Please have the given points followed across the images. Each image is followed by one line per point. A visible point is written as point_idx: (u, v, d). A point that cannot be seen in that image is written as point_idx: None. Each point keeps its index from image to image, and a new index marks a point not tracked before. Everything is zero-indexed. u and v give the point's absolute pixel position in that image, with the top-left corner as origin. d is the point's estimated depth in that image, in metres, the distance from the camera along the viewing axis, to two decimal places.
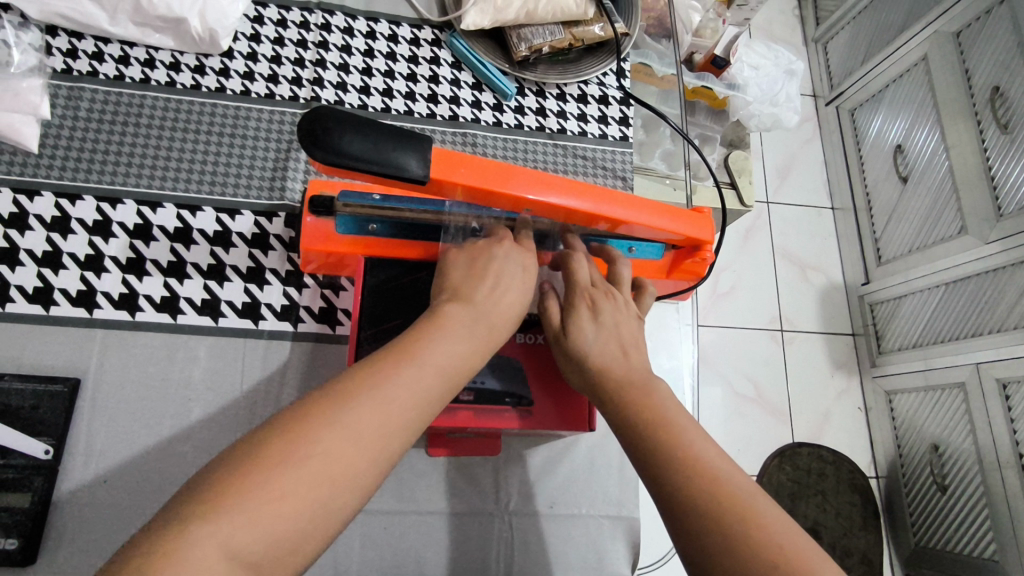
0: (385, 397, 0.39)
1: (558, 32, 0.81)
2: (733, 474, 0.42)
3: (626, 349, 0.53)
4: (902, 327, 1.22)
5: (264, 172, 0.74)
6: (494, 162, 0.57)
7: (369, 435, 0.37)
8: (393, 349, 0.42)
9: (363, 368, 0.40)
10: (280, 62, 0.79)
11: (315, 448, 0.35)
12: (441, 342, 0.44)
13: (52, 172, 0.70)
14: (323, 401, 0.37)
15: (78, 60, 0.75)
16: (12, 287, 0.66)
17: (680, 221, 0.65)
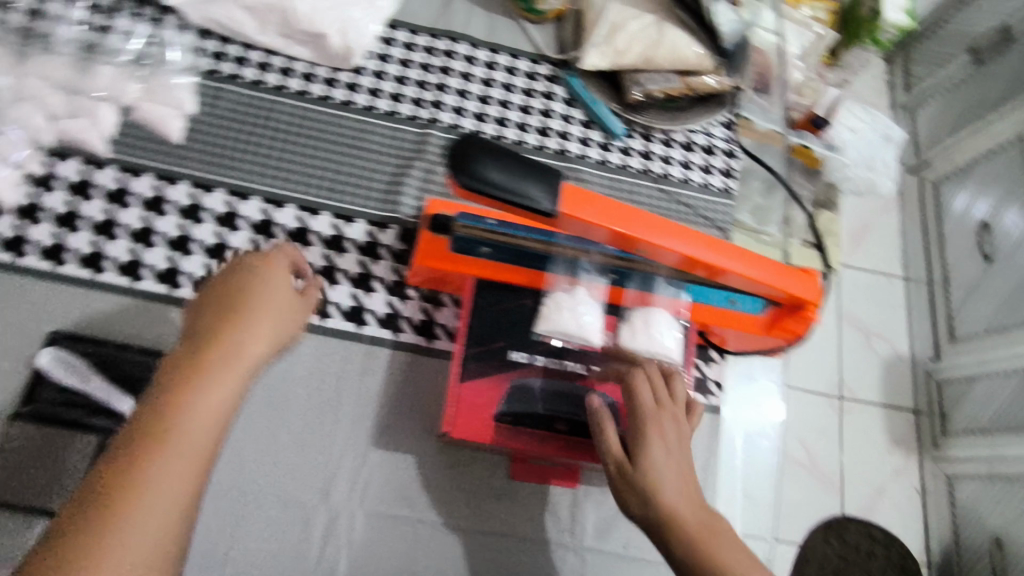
0: (159, 484, 0.38)
1: (673, 80, 0.83)
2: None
3: (689, 481, 0.53)
4: (969, 411, 0.98)
5: (381, 185, 0.78)
6: (618, 204, 0.59)
7: (165, 523, 0.38)
8: (159, 404, 0.41)
9: (138, 438, 0.39)
10: (404, 83, 0.82)
11: (122, 543, 0.36)
12: (192, 396, 0.42)
13: (191, 165, 0.75)
14: (119, 489, 0.37)
15: (223, 62, 0.80)
16: (145, 266, 0.71)
17: (790, 280, 0.64)
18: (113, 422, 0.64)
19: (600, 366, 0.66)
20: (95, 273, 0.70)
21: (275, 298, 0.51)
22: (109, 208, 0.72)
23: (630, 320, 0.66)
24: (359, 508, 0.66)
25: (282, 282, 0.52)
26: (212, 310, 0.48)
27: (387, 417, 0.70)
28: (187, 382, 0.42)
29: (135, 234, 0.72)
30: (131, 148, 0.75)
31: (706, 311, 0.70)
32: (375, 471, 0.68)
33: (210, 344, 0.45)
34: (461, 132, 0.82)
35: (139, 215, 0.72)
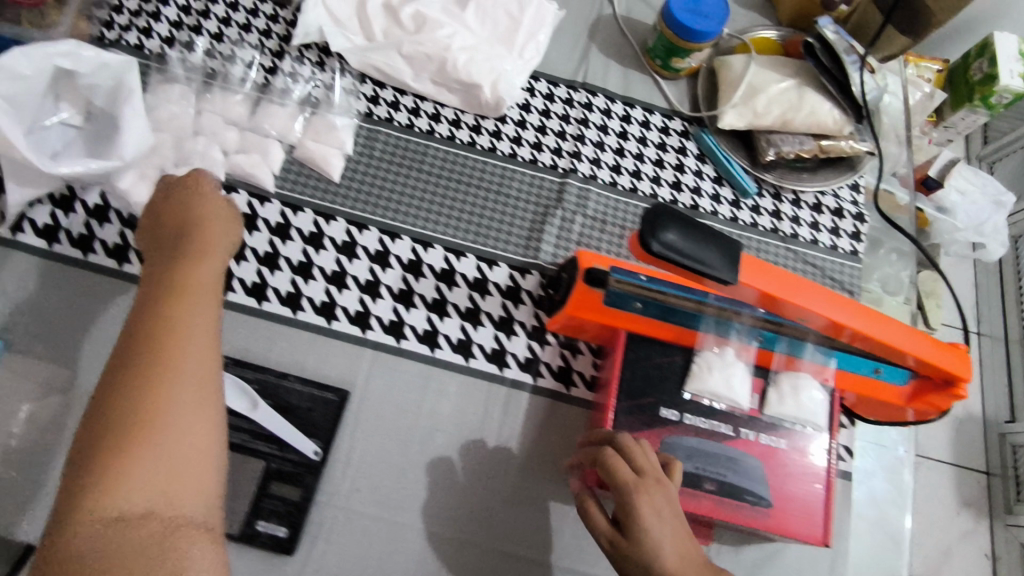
0: (177, 394, 0.44)
1: (808, 142, 0.84)
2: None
3: (686, 546, 0.53)
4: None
5: (521, 231, 0.81)
6: (785, 273, 0.61)
7: (194, 429, 0.44)
8: (163, 318, 0.48)
9: (157, 348, 0.46)
10: (545, 132, 0.86)
11: (163, 441, 0.42)
12: (186, 322, 0.48)
13: (346, 202, 0.79)
14: (146, 392, 0.44)
15: (378, 106, 0.84)
16: (304, 297, 0.74)
17: (944, 356, 0.65)
18: (274, 448, 0.67)
19: (748, 428, 0.67)
20: (259, 302, 0.73)
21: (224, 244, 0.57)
22: (272, 240, 0.76)
23: (777, 383, 0.68)
24: (499, 548, 0.69)
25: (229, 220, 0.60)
26: (182, 252, 0.54)
27: (526, 459, 0.72)
28: (173, 302, 0.49)
29: (295, 266, 0.75)
30: (292, 184, 0.79)
31: (851, 380, 0.70)
32: (514, 512, 0.70)
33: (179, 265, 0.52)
34: (598, 183, 0.84)
35: (300, 248, 0.76)
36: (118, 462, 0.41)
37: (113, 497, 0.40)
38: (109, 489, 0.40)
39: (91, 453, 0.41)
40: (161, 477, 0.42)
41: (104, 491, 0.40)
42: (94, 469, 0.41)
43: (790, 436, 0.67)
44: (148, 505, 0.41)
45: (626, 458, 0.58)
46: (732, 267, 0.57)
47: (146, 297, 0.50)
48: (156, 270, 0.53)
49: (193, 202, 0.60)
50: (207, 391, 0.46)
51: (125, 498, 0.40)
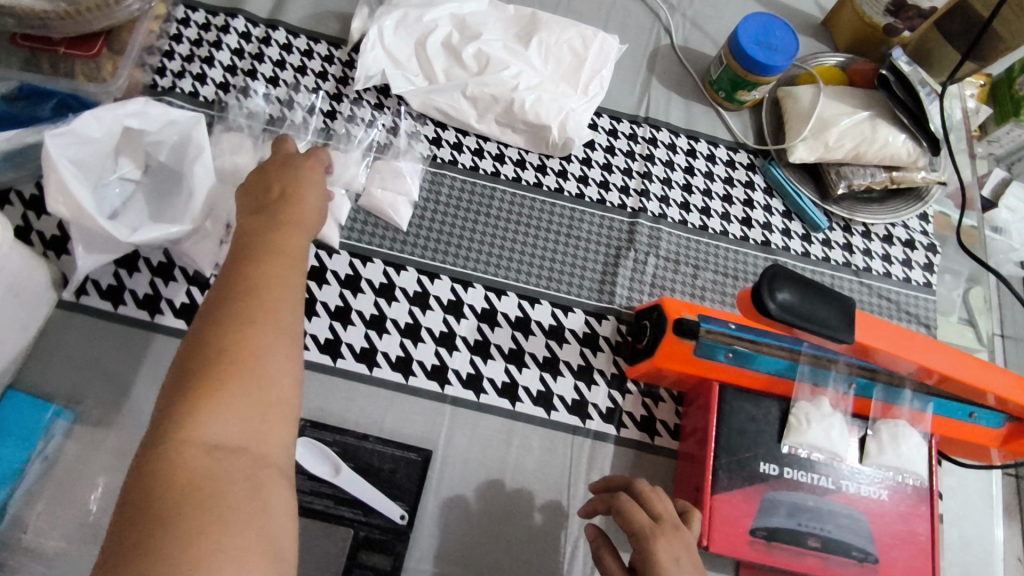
0: (270, 342, 0.45)
1: (879, 174, 0.83)
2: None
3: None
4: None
5: (594, 274, 0.78)
6: (876, 319, 0.62)
7: (280, 377, 0.44)
8: (260, 267, 0.48)
9: (254, 291, 0.46)
10: (611, 170, 0.84)
11: (254, 382, 0.43)
12: (279, 274, 0.49)
13: (416, 250, 0.77)
14: (242, 333, 0.44)
15: (441, 148, 0.82)
16: (379, 353, 0.72)
17: None
18: (360, 514, 0.65)
19: (849, 480, 0.65)
20: (333, 359, 0.71)
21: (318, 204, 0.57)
22: (343, 293, 0.73)
23: (876, 433, 0.66)
24: None
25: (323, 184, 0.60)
26: (281, 209, 0.54)
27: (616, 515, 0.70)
28: (263, 261, 0.49)
29: (367, 320, 0.73)
30: (359, 234, 0.76)
31: (948, 425, 0.68)
32: None
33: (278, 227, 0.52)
34: (668, 222, 0.82)
35: (371, 301, 0.74)
36: (213, 393, 0.41)
37: (205, 424, 0.40)
38: (205, 413, 0.40)
39: (189, 378, 0.42)
40: (239, 423, 0.41)
41: (201, 414, 0.40)
42: (191, 395, 0.41)
43: (892, 487, 0.65)
44: (236, 439, 0.41)
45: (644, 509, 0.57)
46: (848, 327, 0.55)
47: (241, 247, 0.51)
48: (249, 222, 0.53)
49: (287, 163, 0.59)
50: (294, 344, 0.46)
51: (216, 426, 0.40)
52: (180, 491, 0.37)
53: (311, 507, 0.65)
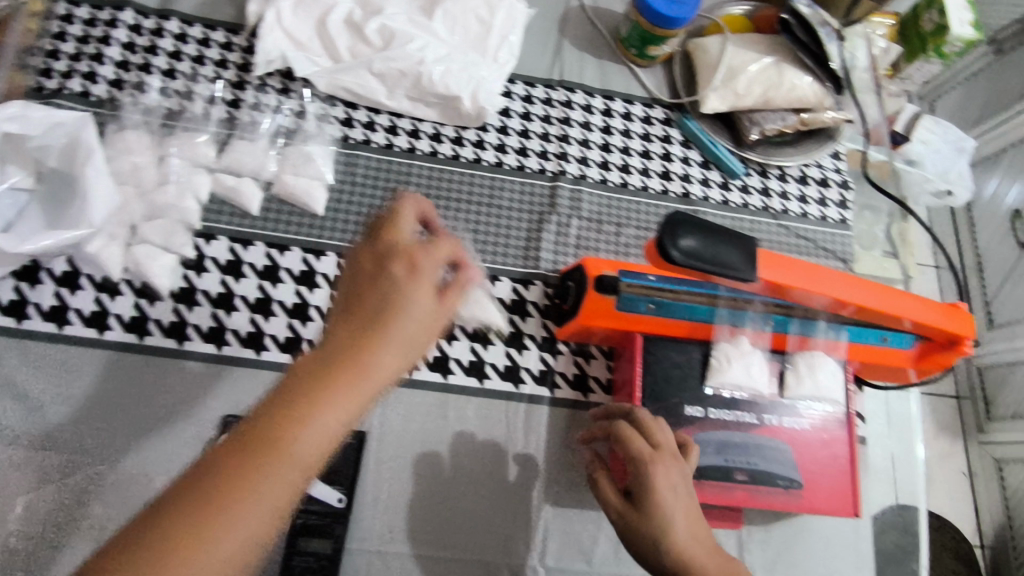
0: (251, 509, 0.33)
1: (789, 117, 0.84)
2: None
3: (697, 520, 0.54)
4: (1016, 395, 1.01)
5: (518, 242, 0.79)
6: (793, 260, 0.64)
7: (235, 559, 0.33)
8: (297, 398, 0.36)
9: (259, 430, 0.35)
10: (528, 136, 0.84)
11: (196, 574, 0.32)
12: (319, 435, 0.36)
13: (335, 234, 0.76)
14: (212, 496, 0.33)
15: (354, 129, 0.81)
16: (304, 340, 0.72)
17: (944, 317, 0.68)
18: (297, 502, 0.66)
19: (771, 414, 0.68)
20: (257, 352, 0.71)
21: (418, 321, 0.40)
22: (262, 285, 0.73)
23: (794, 365, 0.69)
24: (539, 565, 0.69)
25: (429, 313, 0.41)
26: (353, 304, 0.40)
27: (555, 475, 0.72)
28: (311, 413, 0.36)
29: (290, 309, 0.73)
30: (275, 223, 0.76)
31: (861, 350, 0.71)
32: (551, 528, 0.70)
33: (352, 339, 0.39)
34: (589, 183, 0.83)
35: (293, 290, 0.74)
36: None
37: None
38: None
39: (119, 554, 0.31)
40: None
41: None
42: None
43: (810, 415, 0.68)
44: None
45: (644, 433, 0.59)
46: (751, 264, 0.57)
47: (328, 345, 0.39)
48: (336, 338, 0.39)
49: (381, 270, 0.41)
50: (284, 504, 0.35)
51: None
52: None
53: None
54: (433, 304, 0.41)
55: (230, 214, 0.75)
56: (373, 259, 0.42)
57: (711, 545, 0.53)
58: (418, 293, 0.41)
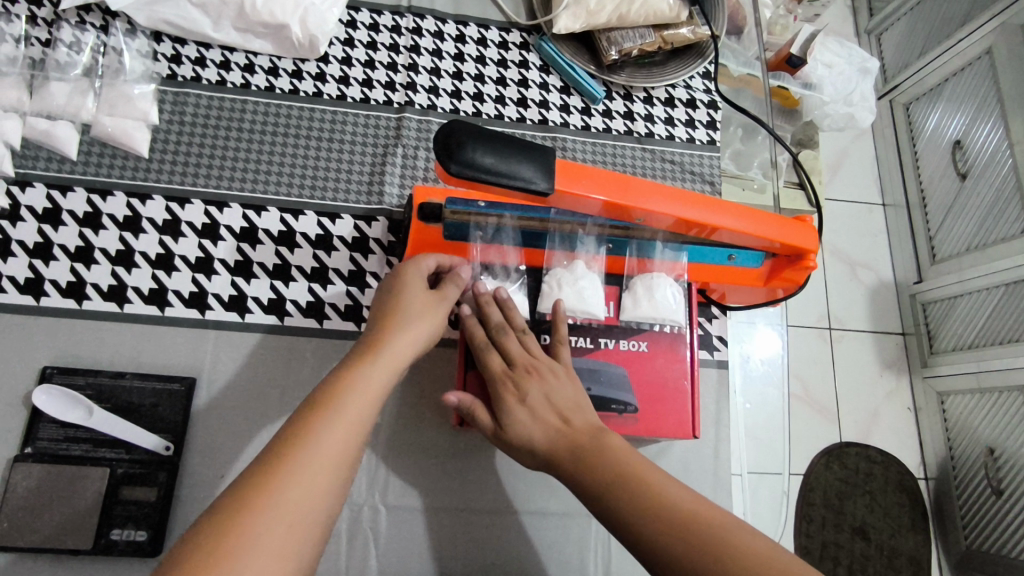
0: (317, 450, 0.42)
1: (649, 36, 0.81)
2: (670, 483, 0.49)
3: (563, 415, 0.55)
4: (956, 327, 1.09)
5: (361, 176, 0.76)
6: (614, 174, 0.59)
7: (316, 487, 0.41)
8: (358, 368, 0.48)
9: (319, 400, 0.45)
10: (374, 67, 0.80)
11: (280, 503, 0.39)
12: (367, 371, 0.48)
13: (162, 176, 0.73)
14: (285, 452, 0.41)
15: (182, 65, 0.76)
16: (129, 288, 0.69)
17: (785, 230, 0.65)
18: (122, 452, 0.63)
19: (607, 338, 0.66)
20: (79, 302, 0.68)
21: (423, 317, 0.56)
22: (84, 233, 0.70)
23: (631, 288, 0.67)
24: (380, 504, 0.66)
25: (427, 311, 0.56)
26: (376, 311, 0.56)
27: (398, 415, 0.70)
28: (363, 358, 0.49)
29: (113, 256, 0.70)
30: (96, 167, 0.72)
31: (701, 269, 0.71)
32: (392, 467, 0.68)
33: (375, 336, 0.52)
34: (438, 112, 0.80)
35: (116, 236, 0.70)
36: (225, 528, 0.37)
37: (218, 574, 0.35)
38: (217, 556, 0.36)
39: (206, 514, 0.38)
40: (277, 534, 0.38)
41: (210, 548, 0.36)
42: (208, 528, 0.37)
43: (649, 338, 0.67)
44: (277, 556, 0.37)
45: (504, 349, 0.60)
46: (548, 176, 0.54)
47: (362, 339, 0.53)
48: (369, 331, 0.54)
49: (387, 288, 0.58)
50: (347, 449, 0.43)
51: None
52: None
53: (68, 453, 0.63)
54: (429, 304, 0.57)
55: (47, 159, 0.71)
56: (378, 295, 0.58)
57: (586, 428, 0.54)
58: (409, 298, 0.56)
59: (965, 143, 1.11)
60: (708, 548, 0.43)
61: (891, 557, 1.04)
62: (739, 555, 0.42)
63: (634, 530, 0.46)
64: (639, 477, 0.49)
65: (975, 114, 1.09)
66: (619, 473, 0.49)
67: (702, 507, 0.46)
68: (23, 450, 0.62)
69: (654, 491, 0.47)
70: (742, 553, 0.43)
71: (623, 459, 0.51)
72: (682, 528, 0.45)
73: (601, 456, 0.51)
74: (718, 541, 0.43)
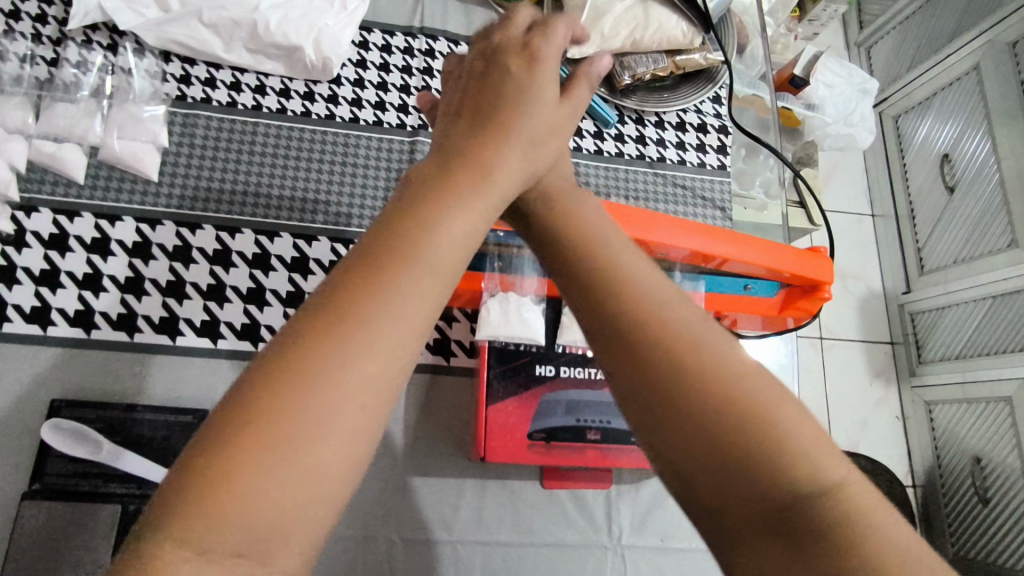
0: (385, 308, 0.33)
1: (662, 60, 0.81)
2: (727, 351, 0.36)
3: (616, 247, 0.42)
4: (943, 337, 1.11)
5: (376, 201, 0.75)
6: (632, 213, 0.61)
7: (382, 351, 0.32)
8: (444, 205, 0.37)
9: (389, 242, 0.35)
10: (386, 89, 0.80)
11: (336, 375, 0.31)
12: (449, 216, 0.37)
13: (171, 201, 0.71)
14: (336, 312, 0.32)
15: (191, 86, 0.75)
16: (140, 317, 0.68)
17: (799, 261, 0.66)
18: (133, 487, 0.62)
19: None
20: (87, 332, 0.66)
21: (538, 116, 0.44)
22: (91, 259, 0.68)
23: None
24: (398, 537, 0.66)
25: (533, 114, 0.44)
26: (469, 118, 0.43)
27: (412, 445, 0.69)
28: (451, 190, 0.38)
29: (123, 284, 0.68)
30: (104, 191, 0.70)
31: (720, 300, 0.70)
32: (407, 498, 0.67)
33: (468, 160, 0.40)
34: None
35: (125, 263, 0.69)
36: (305, 368, 0.31)
37: (271, 448, 0.29)
38: (262, 435, 0.29)
39: (281, 353, 0.31)
40: (333, 408, 0.30)
41: (293, 387, 0.30)
42: (263, 389, 0.30)
43: None
44: (318, 429, 0.30)
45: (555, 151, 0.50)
46: None
47: (443, 155, 0.41)
48: (455, 143, 0.41)
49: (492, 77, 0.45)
50: (449, 274, 0.36)
51: (271, 468, 0.29)
52: (249, 436, 0.29)
53: (77, 488, 0.61)
54: (532, 100, 0.44)
55: (53, 183, 0.69)
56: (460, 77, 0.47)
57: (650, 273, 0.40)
58: (510, 109, 0.43)
59: (953, 157, 1.13)
60: (763, 459, 0.32)
61: None
62: (778, 462, 0.32)
63: (666, 390, 0.35)
64: (675, 325, 0.36)
65: (960, 131, 1.11)
66: (669, 335, 0.36)
67: (767, 398, 0.34)
68: (30, 485, 0.61)
69: (710, 361, 0.35)
70: (782, 465, 0.32)
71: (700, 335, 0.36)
72: (725, 419, 0.33)
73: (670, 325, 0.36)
74: (774, 450, 0.32)
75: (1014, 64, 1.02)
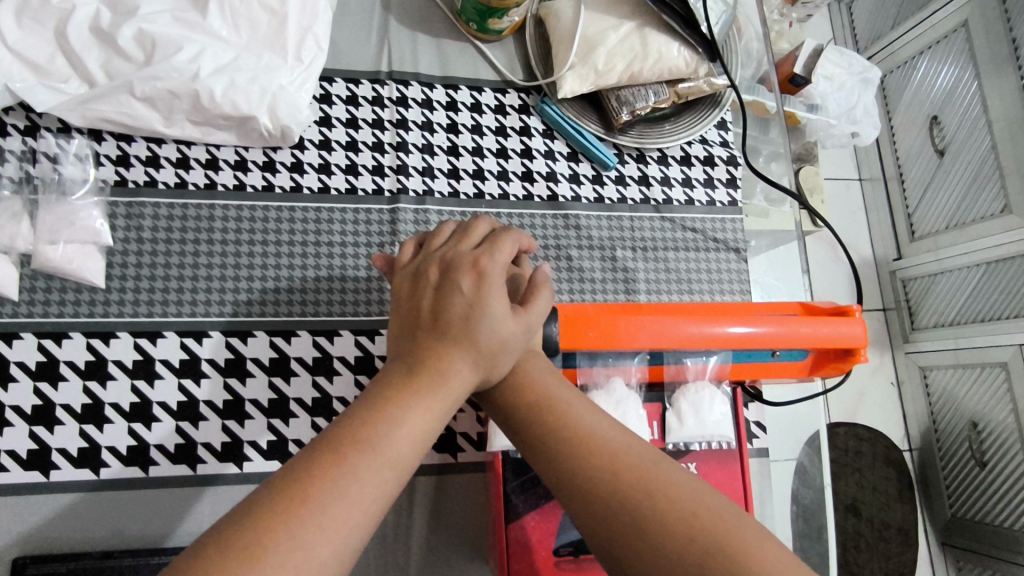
0: (343, 489, 0.34)
1: (663, 92, 0.72)
2: (676, 479, 0.41)
3: (566, 408, 0.45)
4: (936, 304, 1.16)
5: (358, 285, 0.67)
6: (618, 316, 0.58)
7: (336, 527, 0.33)
8: (401, 398, 0.39)
9: (349, 431, 0.37)
10: (357, 150, 0.71)
11: (289, 549, 0.31)
12: (403, 410, 0.38)
13: (126, 309, 0.62)
14: (296, 486, 0.33)
15: (132, 168, 0.66)
16: (104, 449, 0.60)
17: (820, 328, 0.60)
18: None
19: None
20: (46, 474, 0.59)
21: (501, 320, 0.43)
22: (40, 388, 0.60)
23: (674, 404, 0.61)
24: None
25: (492, 313, 0.43)
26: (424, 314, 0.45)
27: (425, 556, 0.63)
28: (407, 387, 0.40)
29: (81, 412, 0.60)
30: (45, 307, 0.61)
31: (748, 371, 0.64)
32: None
33: (425, 354, 0.42)
34: (436, 197, 0.71)
35: (80, 387, 0.60)
36: (270, 535, 0.31)
37: None
38: None
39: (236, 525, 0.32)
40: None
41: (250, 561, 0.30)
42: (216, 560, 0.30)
43: (698, 457, 0.61)
44: None
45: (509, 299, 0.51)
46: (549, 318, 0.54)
47: (403, 351, 0.43)
48: (411, 340, 0.43)
49: (446, 274, 0.46)
50: (401, 465, 0.37)
51: None
52: None
53: None
54: (489, 296, 0.44)
55: None
56: (410, 280, 0.47)
57: (602, 427, 0.45)
58: (461, 302, 0.44)
59: (943, 121, 1.14)
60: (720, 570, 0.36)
61: (882, 529, 1.08)
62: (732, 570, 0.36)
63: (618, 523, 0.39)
64: (623, 465, 0.42)
65: (947, 100, 1.12)
66: (622, 473, 0.41)
67: (720, 521, 0.39)
68: None
69: (661, 500, 0.39)
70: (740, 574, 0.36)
71: (651, 474, 0.41)
72: (687, 542, 0.37)
73: (616, 464, 0.42)
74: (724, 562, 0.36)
75: (1003, 18, 1.00)
